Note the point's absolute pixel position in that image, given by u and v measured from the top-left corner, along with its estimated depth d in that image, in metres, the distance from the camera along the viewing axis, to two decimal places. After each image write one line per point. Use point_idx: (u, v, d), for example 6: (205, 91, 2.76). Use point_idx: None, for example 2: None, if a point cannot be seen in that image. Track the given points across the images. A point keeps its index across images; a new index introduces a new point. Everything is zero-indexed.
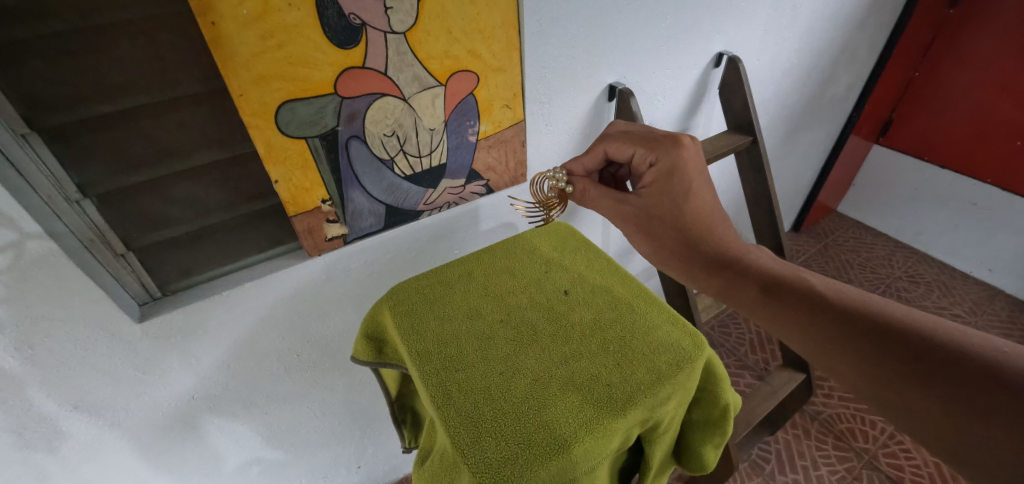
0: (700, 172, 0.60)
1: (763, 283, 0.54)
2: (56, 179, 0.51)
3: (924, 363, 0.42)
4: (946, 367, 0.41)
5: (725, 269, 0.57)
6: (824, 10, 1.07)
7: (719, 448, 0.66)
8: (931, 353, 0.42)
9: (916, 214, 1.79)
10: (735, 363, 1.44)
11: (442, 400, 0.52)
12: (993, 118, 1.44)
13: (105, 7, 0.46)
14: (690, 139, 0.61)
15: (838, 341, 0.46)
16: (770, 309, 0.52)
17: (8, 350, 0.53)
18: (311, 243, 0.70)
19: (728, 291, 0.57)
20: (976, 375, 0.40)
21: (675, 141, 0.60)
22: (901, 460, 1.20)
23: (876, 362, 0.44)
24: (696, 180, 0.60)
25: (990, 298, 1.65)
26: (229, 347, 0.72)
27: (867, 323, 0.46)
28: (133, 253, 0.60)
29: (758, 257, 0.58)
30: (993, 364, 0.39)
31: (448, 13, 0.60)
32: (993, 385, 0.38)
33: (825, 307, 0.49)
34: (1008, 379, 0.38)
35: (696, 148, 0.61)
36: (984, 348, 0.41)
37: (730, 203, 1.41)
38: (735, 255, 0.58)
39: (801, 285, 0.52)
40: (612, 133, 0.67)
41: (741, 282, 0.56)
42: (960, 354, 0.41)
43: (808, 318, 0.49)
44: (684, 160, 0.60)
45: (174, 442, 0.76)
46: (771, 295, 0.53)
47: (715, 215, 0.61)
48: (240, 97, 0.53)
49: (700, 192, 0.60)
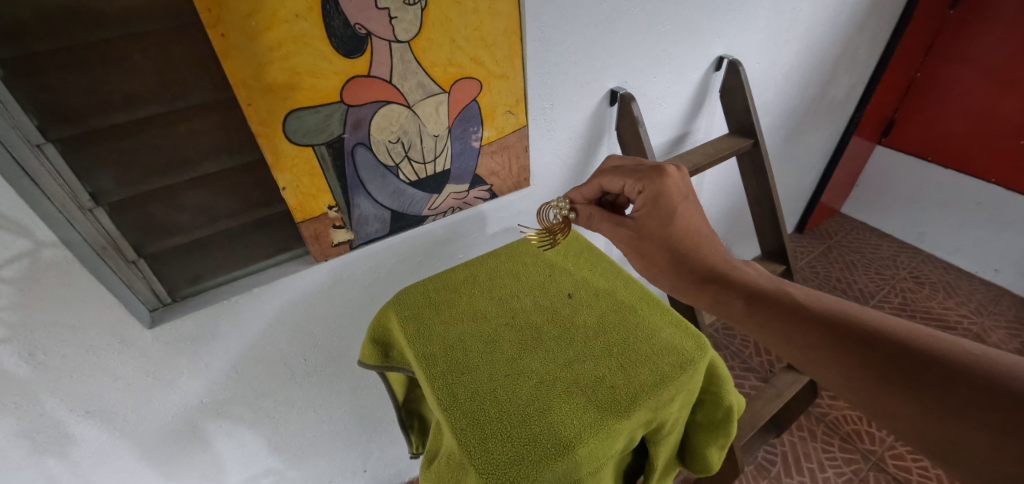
0: (684, 198, 0.61)
1: (750, 294, 0.54)
2: (70, 188, 0.52)
3: (903, 365, 0.42)
4: (923, 369, 0.41)
5: (713, 281, 0.57)
6: (824, 12, 1.07)
7: (723, 449, 0.66)
8: (909, 355, 0.43)
9: (920, 214, 1.78)
10: (740, 365, 1.44)
11: (448, 403, 0.53)
12: (997, 118, 1.44)
13: (118, 21, 0.48)
14: (675, 169, 0.63)
15: (823, 345, 0.47)
16: (758, 321, 0.52)
17: (21, 357, 0.55)
18: (318, 249, 0.71)
19: (719, 305, 0.56)
20: (949, 373, 0.40)
21: (659, 172, 0.61)
22: (908, 461, 1.20)
23: (858, 365, 0.44)
24: (682, 206, 0.61)
25: (996, 299, 1.64)
26: (238, 352, 0.73)
27: (848, 329, 0.47)
28: (144, 260, 0.62)
29: (745, 270, 0.58)
30: (965, 366, 0.40)
31: (451, 22, 0.61)
32: (965, 385, 0.39)
33: (810, 315, 0.49)
34: (980, 379, 0.39)
35: (682, 178, 0.62)
36: (954, 351, 0.42)
37: (732, 204, 1.41)
38: (723, 268, 0.58)
39: (787, 295, 0.53)
40: (607, 167, 0.67)
41: (728, 293, 0.56)
42: (936, 356, 0.42)
43: (795, 326, 0.49)
44: (671, 188, 0.61)
45: (183, 447, 0.77)
46: (759, 306, 0.53)
47: (704, 233, 0.61)
48: (249, 106, 0.54)
49: (689, 213, 0.61)
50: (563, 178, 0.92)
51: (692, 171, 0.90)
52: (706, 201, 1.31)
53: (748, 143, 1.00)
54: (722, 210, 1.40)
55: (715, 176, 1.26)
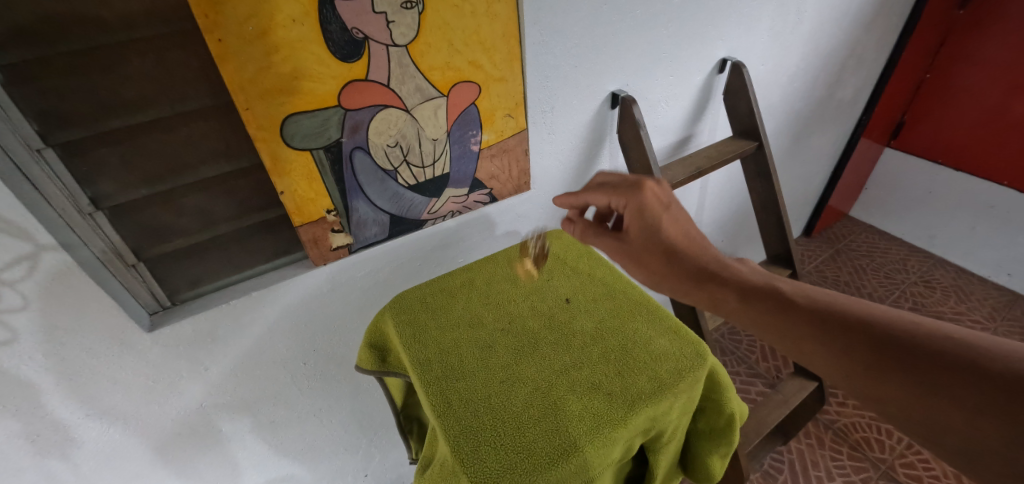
0: (665, 209, 0.60)
1: (742, 289, 0.52)
2: (70, 193, 0.52)
3: (889, 354, 0.41)
4: (912, 356, 0.40)
5: (703, 277, 0.55)
6: (830, 13, 1.06)
7: (725, 458, 0.65)
8: (897, 343, 0.41)
9: (931, 218, 1.75)
10: (747, 371, 1.42)
11: (441, 409, 0.52)
12: (1009, 117, 1.41)
13: (117, 28, 0.48)
14: (654, 183, 0.62)
15: (813, 338, 0.45)
16: (750, 316, 0.50)
17: (22, 359, 0.55)
18: (317, 253, 0.71)
19: (712, 304, 0.54)
20: (933, 358, 0.39)
21: (637, 191, 0.61)
22: (918, 470, 1.17)
23: (846, 356, 0.43)
24: (665, 216, 0.60)
25: (1010, 304, 1.60)
26: (237, 356, 0.73)
27: (835, 317, 0.45)
28: (143, 264, 0.62)
29: (736, 266, 0.55)
30: (948, 349, 0.39)
31: (448, 25, 0.61)
32: (950, 368, 0.38)
33: (800, 305, 0.47)
34: (964, 362, 0.37)
35: (662, 191, 0.62)
36: (936, 334, 0.40)
37: (738, 207, 1.40)
38: (712, 266, 0.56)
39: (777, 287, 0.50)
40: (594, 183, 0.67)
41: (721, 288, 0.53)
42: (921, 340, 0.40)
43: (787, 319, 0.47)
44: (649, 200, 0.61)
45: (186, 449, 0.77)
46: (751, 298, 0.51)
47: (692, 235, 0.59)
48: (247, 111, 0.54)
49: (668, 223, 0.60)
50: (563, 181, 0.91)
51: (696, 175, 0.91)
52: (711, 204, 1.29)
53: (753, 145, 0.99)
54: (727, 214, 1.38)
55: (719, 180, 1.25)
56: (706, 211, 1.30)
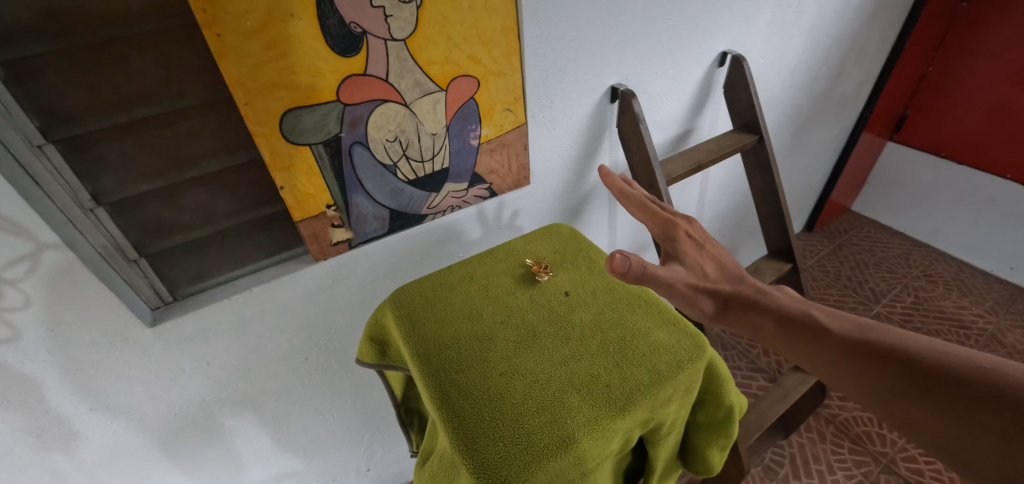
0: (699, 248, 0.55)
1: (780, 315, 0.49)
2: (71, 188, 0.52)
3: (916, 381, 0.40)
4: (944, 386, 0.39)
5: (740, 302, 0.51)
6: (831, 5, 1.05)
7: (724, 450, 0.65)
8: (923, 371, 0.40)
9: (933, 212, 1.75)
10: (747, 365, 1.42)
11: (441, 400, 0.53)
12: (1012, 110, 1.40)
13: (117, 24, 0.48)
14: (686, 222, 0.57)
15: (841, 363, 0.44)
16: (778, 340, 0.49)
17: (27, 354, 0.55)
18: (317, 248, 0.71)
19: (745, 328, 0.51)
20: (958, 386, 0.38)
21: (672, 229, 0.56)
22: (920, 464, 1.17)
23: (873, 381, 0.42)
24: (704, 248, 0.55)
25: (1013, 298, 1.59)
26: (238, 351, 0.73)
27: (868, 345, 0.44)
28: (145, 259, 0.62)
29: (775, 292, 0.52)
30: (973, 377, 0.38)
31: (447, 19, 0.61)
32: (976, 396, 0.37)
33: (830, 332, 0.46)
34: (992, 390, 0.36)
35: (696, 229, 0.57)
36: (963, 362, 0.39)
37: (739, 202, 1.39)
38: (751, 291, 0.52)
39: (813, 313, 0.49)
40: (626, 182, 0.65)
41: (755, 312, 0.50)
42: (952, 369, 0.39)
43: (815, 343, 0.46)
44: (688, 234, 0.56)
45: (189, 443, 0.78)
46: (780, 322, 0.49)
47: (727, 266, 0.55)
48: (247, 106, 0.54)
49: (703, 260, 0.54)
50: (563, 175, 0.91)
51: (695, 168, 0.91)
52: (711, 199, 1.29)
53: (753, 139, 0.99)
54: (728, 208, 1.38)
55: (720, 174, 1.24)
56: (706, 205, 1.30)
